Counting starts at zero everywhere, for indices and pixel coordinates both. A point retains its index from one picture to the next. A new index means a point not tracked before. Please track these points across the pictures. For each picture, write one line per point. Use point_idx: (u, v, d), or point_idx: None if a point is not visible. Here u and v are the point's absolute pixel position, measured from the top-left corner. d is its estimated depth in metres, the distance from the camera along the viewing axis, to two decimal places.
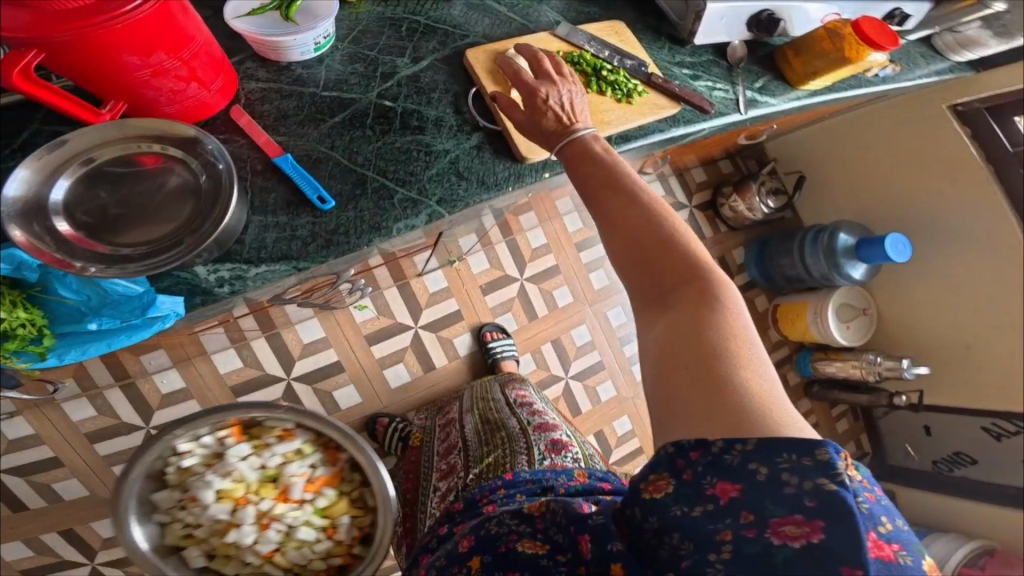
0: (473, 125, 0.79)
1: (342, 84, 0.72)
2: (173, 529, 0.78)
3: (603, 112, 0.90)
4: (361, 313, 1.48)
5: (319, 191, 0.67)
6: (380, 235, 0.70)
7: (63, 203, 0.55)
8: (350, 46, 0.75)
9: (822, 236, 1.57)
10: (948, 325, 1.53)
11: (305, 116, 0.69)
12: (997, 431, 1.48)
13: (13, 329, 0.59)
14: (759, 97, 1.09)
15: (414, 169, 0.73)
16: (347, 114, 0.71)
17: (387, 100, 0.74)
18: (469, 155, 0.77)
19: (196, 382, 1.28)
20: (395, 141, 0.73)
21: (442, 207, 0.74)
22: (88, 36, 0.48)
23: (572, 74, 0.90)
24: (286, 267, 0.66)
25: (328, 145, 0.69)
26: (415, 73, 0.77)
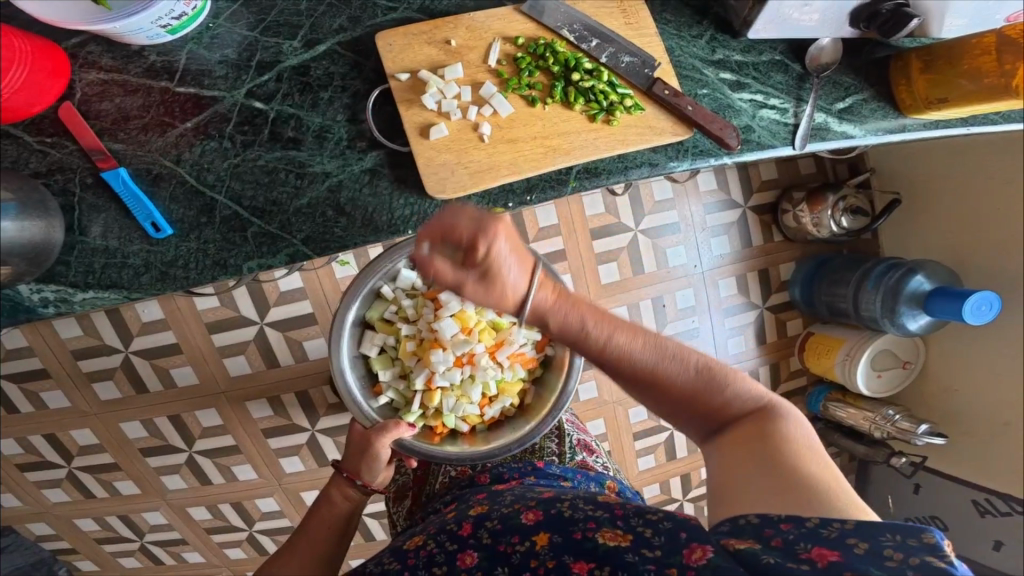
0: (368, 140, 0.64)
1: (204, 77, 0.62)
2: (381, 307, 0.83)
3: (561, 135, 0.65)
4: (342, 269, 1.31)
5: (153, 216, 0.59)
6: (225, 272, 0.61)
7: None
8: (234, 24, 0.63)
9: (891, 274, 1.22)
10: (989, 398, 1.21)
11: (150, 121, 0.61)
12: (985, 506, 1.23)
13: None
14: (834, 125, 0.70)
15: (277, 196, 0.62)
16: (199, 119, 0.61)
17: (257, 101, 0.62)
18: (356, 182, 0.63)
19: (173, 315, 1.31)
20: (258, 157, 0.62)
21: (307, 247, 0.62)
22: None
23: (530, 73, 0.66)
24: (115, 296, 0.60)
25: (173, 158, 0.61)
26: (304, 63, 0.64)
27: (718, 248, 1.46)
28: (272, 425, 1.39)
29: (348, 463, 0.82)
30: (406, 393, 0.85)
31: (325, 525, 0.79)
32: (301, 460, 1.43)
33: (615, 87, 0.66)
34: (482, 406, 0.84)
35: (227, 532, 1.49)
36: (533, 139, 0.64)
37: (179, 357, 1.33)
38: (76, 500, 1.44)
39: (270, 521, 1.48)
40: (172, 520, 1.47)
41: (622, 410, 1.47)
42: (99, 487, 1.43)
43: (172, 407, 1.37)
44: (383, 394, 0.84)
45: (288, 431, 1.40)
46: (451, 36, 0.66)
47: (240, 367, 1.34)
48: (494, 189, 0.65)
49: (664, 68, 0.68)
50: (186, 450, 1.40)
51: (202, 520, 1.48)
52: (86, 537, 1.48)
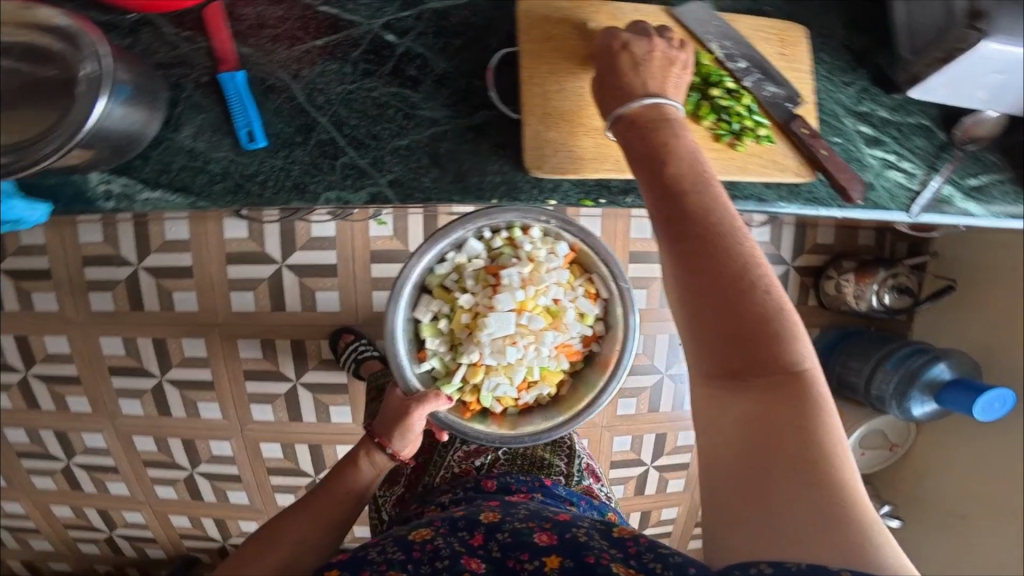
0: (487, 104, 0.60)
1: (347, 2, 0.58)
2: (442, 274, 0.79)
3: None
4: (378, 228, 1.26)
5: (250, 126, 0.54)
6: (302, 198, 0.56)
7: None
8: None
9: (920, 356, 1.21)
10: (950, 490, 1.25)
11: (283, 32, 0.57)
12: None
13: None
14: (958, 200, 0.68)
15: (378, 131, 0.58)
16: (329, 39, 0.57)
17: (391, 34, 0.59)
18: (459, 138, 0.59)
19: (198, 239, 1.25)
20: (373, 89, 0.58)
21: (391, 191, 0.57)
22: None
23: None
24: (181, 200, 0.54)
25: (292, 73, 0.56)
26: (445, 9, 0.60)
27: None
28: (256, 369, 1.33)
29: (380, 429, 0.77)
30: (450, 363, 0.81)
31: (345, 491, 0.74)
32: (272, 410, 1.37)
33: (751, 109, 0.63)
34: (519, 391, 0.81)
35: (165, 469, 1.41)
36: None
37: (187, 282, 1.26)
38: (18, 407, 1.36)
39: (216, 466, 1.41)
40: (113, 448, 1.39)
41: (610, 434, 1.44)
42: (48, 399, 1.34)
43: (160, 330, 1.29)
44: (426, 360, 0.80)
45: (270, 378, 1.34)
46: (600, 20, 0.62)
47: (245, 303, 1.28)
48: (594, 182, 0.62)
49: (806, 107, 0.65)
50: (157, 377, 1.33)
51: (144, 452, 1.40)
52: (9, 450, 1.39)
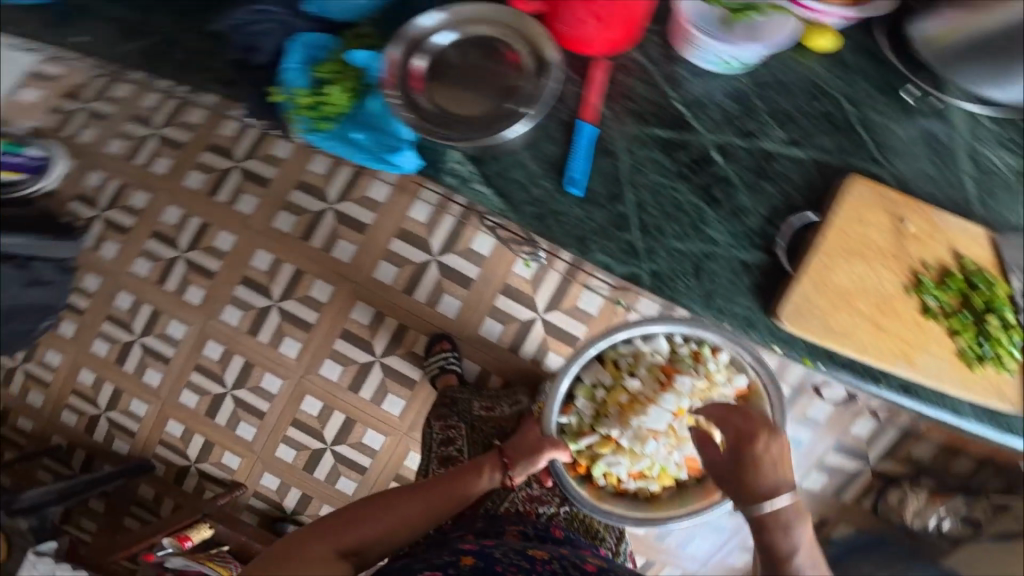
0: (764, 244, 0.68)
1: (697, 109, 0.66)
2: (622, 351, 0.86)
3: (919, 349, 0.67)
4: (522, 268, 1.36)
5: (578, 176, 0.63)
6: (578, 250, 0.64)
7: (435, 47, 0.63)
8: (743, 83, 0.67)
9: None
10: None
11: (640, 110, 0.65)
12: None
13: (328, 100, 0.62)
14: None
15: (671, 225, 0.65)
16: (672, 134, 0.65)
17: (720, 154, 0.66)
18: (725, 266, 0.67)
19: (390, 206, 1.41)
20: (681, 192, 0.65)
21: (647, 279, 0.65)
22: None
23: (952, 287, 0.68)
24: (496, 204, 0.63)
25: (630, 149, 0.64)
26: (773, 154, 0.67)
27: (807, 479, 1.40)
28: (352, 334, 1.42)
29: (511, 451, 0.85)
30: (585, 425, 0.87)
31: (461, 491, 0.79)
32: (340, 372, 1.42)
33: (1000, 346, 0.67)
34: (629, 475, 0.85)
35: (210, 380, 1.47)
36: (898, 333, 0.67)
37: (355, 235, 1.41)
38: (150, 279, 1.48)
39: (255, 397, 1.45)
40: (184, 343, 1.47)
41: None
42: (176, 281, 1.47)
43: (307, 264, 1.43)
44: (568, 414, 0.87)
45: (357, 344, 1.42)
46: (911, 222, 0.68)
47: (385, 275, 1.40)
48: (824, 348, 0.68)
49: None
50: (272, 301, 1.44)
51: (207, 357, 1.46)
52: (105, 307, 1.49)
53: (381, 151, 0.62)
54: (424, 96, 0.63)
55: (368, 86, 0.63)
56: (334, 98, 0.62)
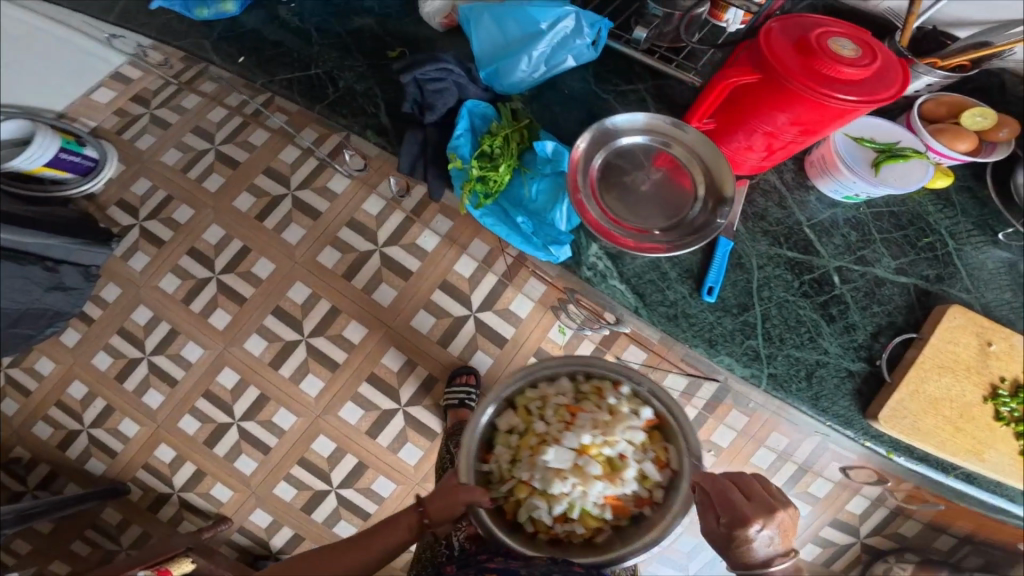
0: (870, 356, 0.70)
1: (823, 236, 0.73)
2: (535, 395, 0.68)
3: (988, 447, 0.69)
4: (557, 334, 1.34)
5: (713, 284, 0.69)
6: (706, 350, 0.69)
7: (620, 148, 0.68)
8: (863, 214, 0.74)
9: None
10: None
11: (773, 232, 0.73)
12: None
13: (492, 178, 0.73)
14: None
15: (791, 337, 0.69)
16: (799, 257, 0.72)
17: (837, 277, 0.72)
18: (837, 374, 0.69)
19: (434, 257, 1.43)
20: (802, 308, 0.70)
21: (765, 381, 0.68)
22: (788, 95, 0.56)
23: (1021, 398, 0.70)
24: (630, 301, 0.69)
25: (758, 264, 0.71)
26: (883, 278, 0.72)
27: None
28: (381, 379, 1.39)
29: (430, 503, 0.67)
30: (503, 471, 0.66)
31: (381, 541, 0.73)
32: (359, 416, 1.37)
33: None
34: (554, 520, 0.64)
35: (217, 410, 1.38)
36: (972, 434, 0.69)
37: (399, 281, 1.41)
38: (173, 296, 1.43)
39: (263, 430, 1.37)
40: (198, 365, 1.40)
41: None
42: (203, 303, 1.42)
43: (343, 302, 1.42)
44: (488, 463, 0.66)
45: (383, 390, 1.38)
46: (994, 342, 0.71)
47: (422, 323, 1.41)
48: (906, 444, 0.69)
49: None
50: (302, 338, 1.40)
51: (218, 385, 1.39)
52: (121, 316, 1.42)
53: (541, 235, 0.72)
54: (601, 195, 0.67)
55: (530, 174, 0.74)
56: (501, 181, 0.73)
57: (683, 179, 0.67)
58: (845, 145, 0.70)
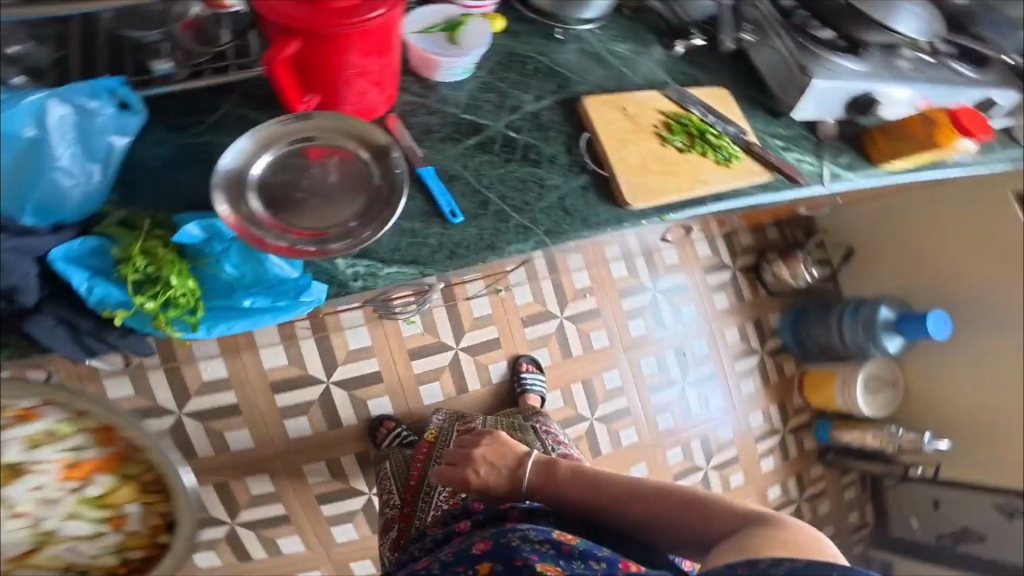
0: (582, 167, 0.83)
1: (477, 110, 0.83)
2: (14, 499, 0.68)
3: (700, 169, 0.84)
4: (408, 327, 1.52)
5: (451, 206, 0.75)
6: (494, 254, 0.74)
7: (258, 177, 0.68)
8: (485, 77, 0.86)
9: (862, 309, 1.72)
10: (982, 407, 1.60)
11: (446, 134, 0.80)
12: (1008, 509, 1.55)
13: (176, 296, 0.62)
14: (847, 171, 0.95)
15: (530, 198, 0.79)
16: (478, 137, 0.81)
17: (512, 131, 0.83)
18: (576, 194, 0.81)
19: (238, 372, 1.38)
20: (516, 169, 0.80)
21: (548, 238, 0.77)
22: (339, 37, 0.65)
23: (678, 133, 0.86)
24: (413, 270, 0.71)
25: (462, 164, 0.78)
26: (537, 110, 0.85)
27: (687, 312, 1.82)
28: (327, 490, 1.45)
29: None
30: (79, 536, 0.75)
31: None
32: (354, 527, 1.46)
33: (728, 143, 0.88)
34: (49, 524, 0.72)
35: None
36: (683, 171, 0.83)
37: (236, 419, 1.38)
38: None
39: None
40: None
41: (661, 452, 1.76)
42: None
43: (223, 474, 1.38)
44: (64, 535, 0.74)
45: (343, 496, 1.46)
46: (626, 105, 0.87)
47: (300, 428, 1.43)
48: (664, 204, 0.81)
49: (750, 137, 0.90)
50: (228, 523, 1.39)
51: None
52: None
53: (282, 295, 0.66)
54: (285, 222, 0.67)
55: (212, 263, 0.64)
56: (195, 291, 0.63)
57: (341, 155, 0.71)
58: (423, 41, 0.80)
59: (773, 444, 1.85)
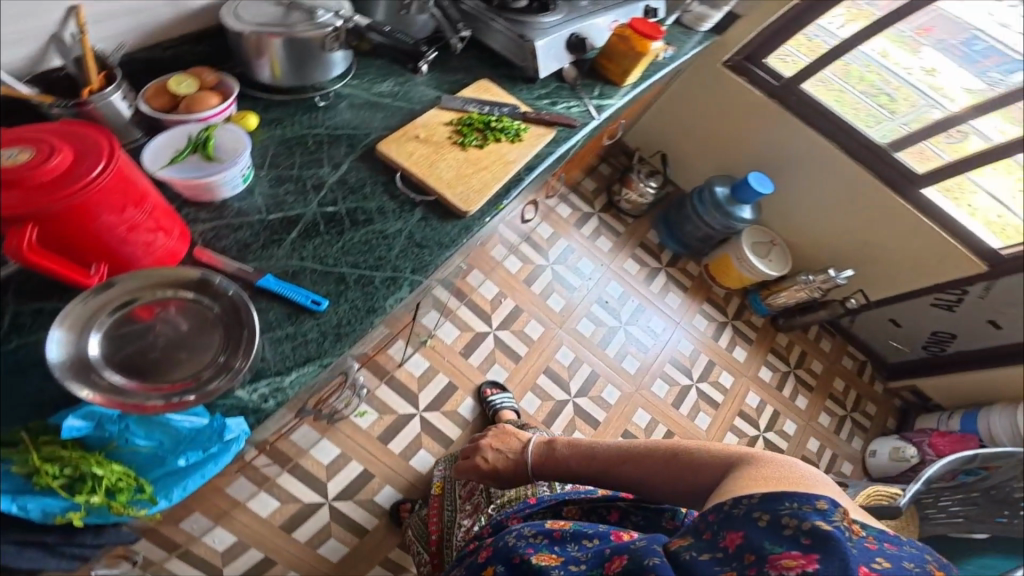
0: (410, 202, 0.91)
1: (282, 205, 0.87)
2: None
3: (507, 154, 0.95)
4: (364, 418, 1.62)
5: (311, 296, 0.79)
6: (377, 314, 0.81)
7: (100, 355, 0.67)
8: (265, 173, 0.89)
9: (705, 194, 1.91)
10: (838, 229, 1.86)
11: (264, 240, 0.83)
12: (945, 303, 1.83)
13: (115, 482, 0.66)
14: (604, 102, 1.15)
15: (381, 253, 0.86)
16: (299, 228, 0.85)
17: (328, 207, 0.88)
18: (419, 227, 0.90)
19: (244, 533, 1.43)
20: (353, 236, 0.86)
21: (417, 275, 0.85)
22: (77, 206, 0.60)
23: (470, 134, 0.95)
24: (313, 367, 0.76)
25: (298, 258, 0.83)
26: (341, 177, 0.91)
27: (586, 267, 2.02)
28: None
29: None
30: None
31: None
32: None
33: (512, 121, 0.99)
34: None
35: None
36: (493, 163, 0.94)
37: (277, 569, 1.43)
38: None
39: None
40: None
41: (646, 391, 1.91)
42: None
43: None
44: None
45: None
46: (417, 132, 0.94)
47: (335, 549, 1.48)
48: (495, 197, 0.93)
49: (523, 107, 1.03)
50: None
51: None
52: None
53: (210, 443, 0.70)
54: (150, 383, 0.66)
55: (125, 442, 0.67)
56: (127, 471, 0.67)
57: (171, 303, 0.71)
58: (179, 172, 0.79)
59: (724, 333, 2.10)
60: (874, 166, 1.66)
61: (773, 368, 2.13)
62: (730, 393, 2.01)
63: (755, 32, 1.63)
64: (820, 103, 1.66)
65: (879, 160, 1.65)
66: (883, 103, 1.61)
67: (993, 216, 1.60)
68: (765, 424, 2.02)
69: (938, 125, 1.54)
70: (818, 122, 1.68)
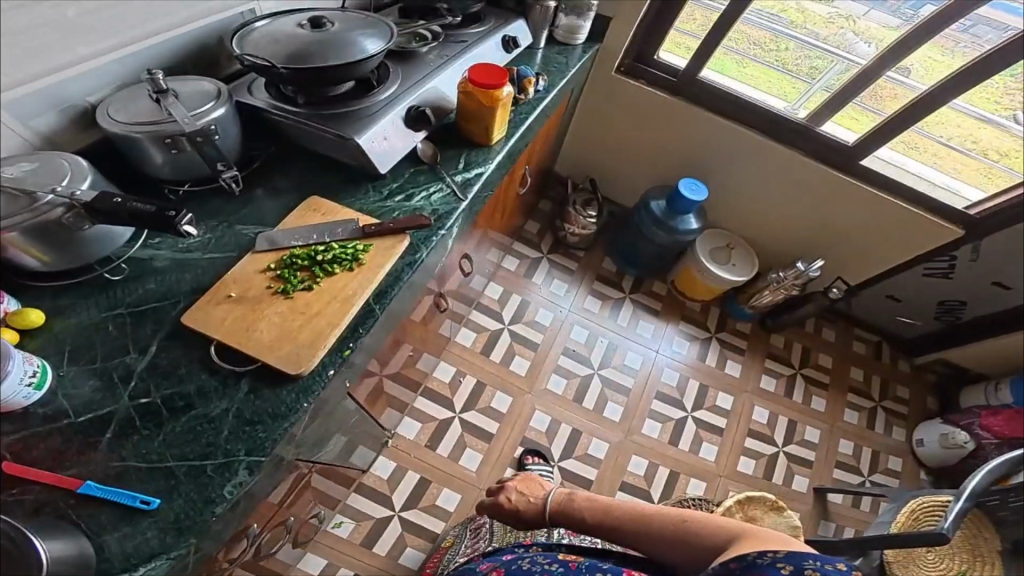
0: (236, 374, 0.80)
1: (92, 404, 0.74)
2: None
3: (346, 287, 0.83)
4: (342, 528, 1.51)
5: (139, 495, 0.68)
6: (216, 505, 0.69)
7: None
8: (69, 368, 0.77)
9: (645, 214, 1.76)
10: (788, 218, 1.77)
11: (79, 446, 0.71)
12: (937, 271, 1.73)
13: None
14: (470, 175, 0.99)
15: (208, 439, 0.74)
16: (115, 427, 0.73)
17: (141, 398, 0.76)
18: (248, 402, 0.77)
19: None
20: (174, 426, 0.74)
21: (254, 456, 0.73)
22: None
23: (294, 276, 0.83)
24: (162, 560, 0.66)
25: (119, 457, 0.71)
26: (151, 361, 0.79)
27: (546, 317, 1.87)
28: None
29: None
30: None
31: None
32: None
33: (348, 244, 0.85)
34: None
35: None
36: (329, 304, 0.81)
37: None
38: None
39: None
40: None
41: (637, 434, 1.72)
42: None
43: None
44: None
45: None
46: (230, 290, 0.82)
47: None
48: (340, 340, 0.82)
49: (362, 218, 0.89)
50: None
51: None
52: None
53: None
54: None
55: None
56: None
57: None
58: None
59: (709, 351, 1.92)
60: (804, 145, 1.58)
61: (777, 374, 1.94)
62: (733, 415, 1.82)
63: (632, 36, 1.52)
64: (729, 88, 1.56)
65: (805, 139, 1.57)
66: (792, 73, 1.49)
67: (948, 154, 1.48)
68: (782, 438, 1.82)
69: (857, 79, 1.41)
70: (736, 114, 1.59)
